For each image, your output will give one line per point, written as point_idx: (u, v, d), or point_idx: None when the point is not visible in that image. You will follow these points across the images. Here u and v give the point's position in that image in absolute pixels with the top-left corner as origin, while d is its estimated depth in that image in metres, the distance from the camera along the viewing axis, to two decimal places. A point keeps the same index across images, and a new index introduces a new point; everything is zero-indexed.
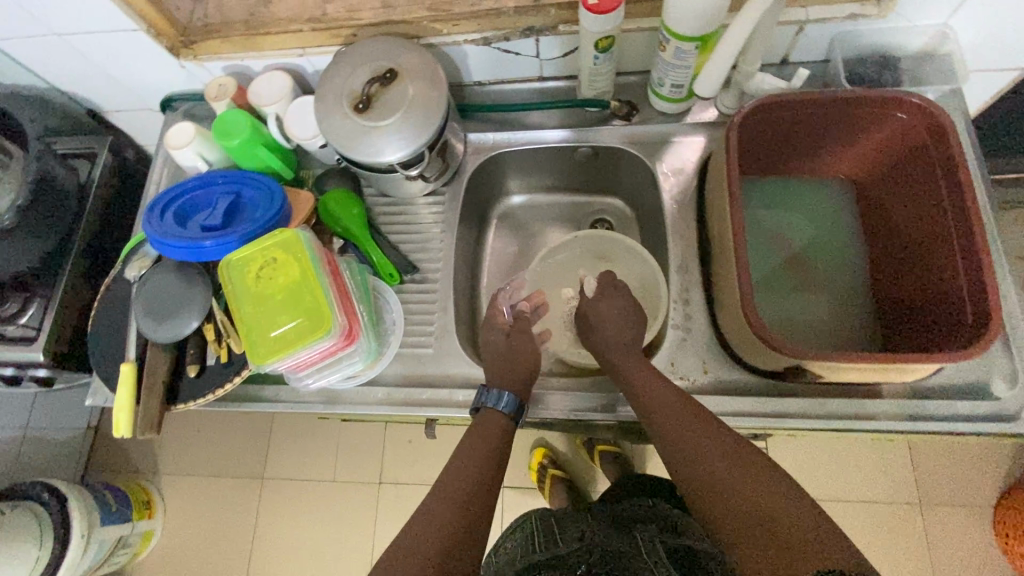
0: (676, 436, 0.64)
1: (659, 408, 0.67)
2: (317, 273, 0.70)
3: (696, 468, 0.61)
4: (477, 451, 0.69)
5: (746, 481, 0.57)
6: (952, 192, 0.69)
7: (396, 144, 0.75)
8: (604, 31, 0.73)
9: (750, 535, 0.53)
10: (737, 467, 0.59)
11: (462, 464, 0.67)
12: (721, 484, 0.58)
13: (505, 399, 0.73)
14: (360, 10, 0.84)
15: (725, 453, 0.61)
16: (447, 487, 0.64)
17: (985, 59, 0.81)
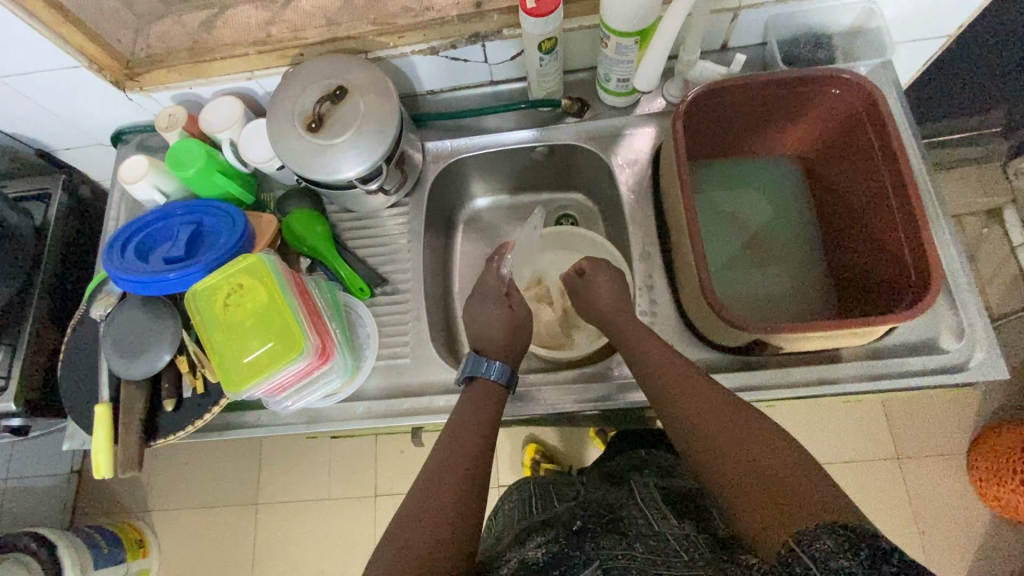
0: (673, 401, 0.68)
1: (654, 376, 0.71)
2: (285, 296, 0.71)
3: (692, 429, 0.65)
4: (471, 430, 0.70)
5: (738, 444, 0.62)
6: (888, 160, 0.73)
7: (353, 160, 0.76)
8: (547, 32, 0.75)
9: (746, 488, 0.58)
10: (734, 427, 0.64)
11: (469, 434, 0.70)
12: (719, 443, 0.63)
13: (497, 367, 0.75)
14: (305, 30, 0.84)
15: (720, 414, 0.65)
16: (445, 468, 0.66)
17: (909, 30, 0.86)
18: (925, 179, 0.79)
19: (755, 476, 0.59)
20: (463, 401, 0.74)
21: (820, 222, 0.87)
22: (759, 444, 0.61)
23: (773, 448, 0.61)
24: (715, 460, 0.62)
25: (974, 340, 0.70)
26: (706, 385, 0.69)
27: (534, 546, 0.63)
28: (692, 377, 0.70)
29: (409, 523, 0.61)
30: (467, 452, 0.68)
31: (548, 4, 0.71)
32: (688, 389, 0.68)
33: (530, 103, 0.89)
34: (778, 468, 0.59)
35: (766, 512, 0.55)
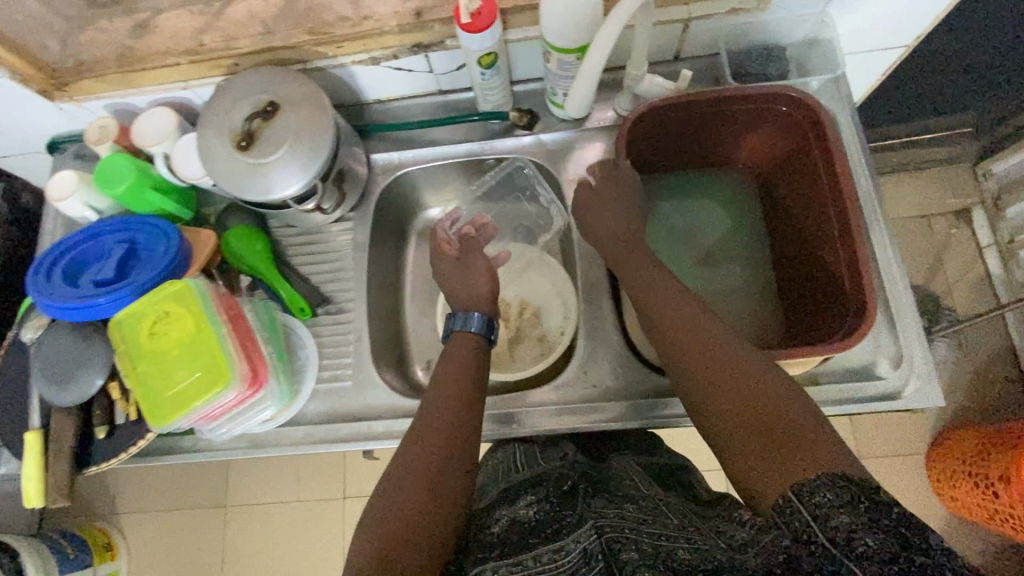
0: (667, 348, 0.65)
1: (652, 322, 0.67)
2: (212, 324, 0.69)
3: (683, 380, 0.62)
4: (453, 392, 0.69)
5: (734, 391, 0.58)
6: (831, 182, 0.72)
7: (285, 179, 0.73)
8: (486, 48, 0.72)
9: (735, 409, 0.57)
10: (731, 367, 0.59)
11: (451, 397, 0.68)
12: (712, 389, 0.59)
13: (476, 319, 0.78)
14: (238, 38, 0.81)
15: (717, 356, 0.61)
16: (424, 437, 0.64)
17: (864, 41, 0.84)
18: (873, 202, 0.78)
19: (751, 422, 0.55)
20: (445, 359, 0.74)
21: (768, 241, 0.86)
22: (756, 386, 0.57)
23: (776, 391, 0.56)
24: (709, 409, 0.59)
25: (912, 368, 0.70)
26: (706, 321, 0.64)
27: (526, 504, 0.59)
28: (692, 312, 0.65)
29: (388, 492, 0.60)
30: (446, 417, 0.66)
31: (484, 19, 0.68)
32: (683, 331, 0.64)
33: (479, 116, 0.88)
34: (779, 413, 0.54)
35: (764, 461, 0.52)
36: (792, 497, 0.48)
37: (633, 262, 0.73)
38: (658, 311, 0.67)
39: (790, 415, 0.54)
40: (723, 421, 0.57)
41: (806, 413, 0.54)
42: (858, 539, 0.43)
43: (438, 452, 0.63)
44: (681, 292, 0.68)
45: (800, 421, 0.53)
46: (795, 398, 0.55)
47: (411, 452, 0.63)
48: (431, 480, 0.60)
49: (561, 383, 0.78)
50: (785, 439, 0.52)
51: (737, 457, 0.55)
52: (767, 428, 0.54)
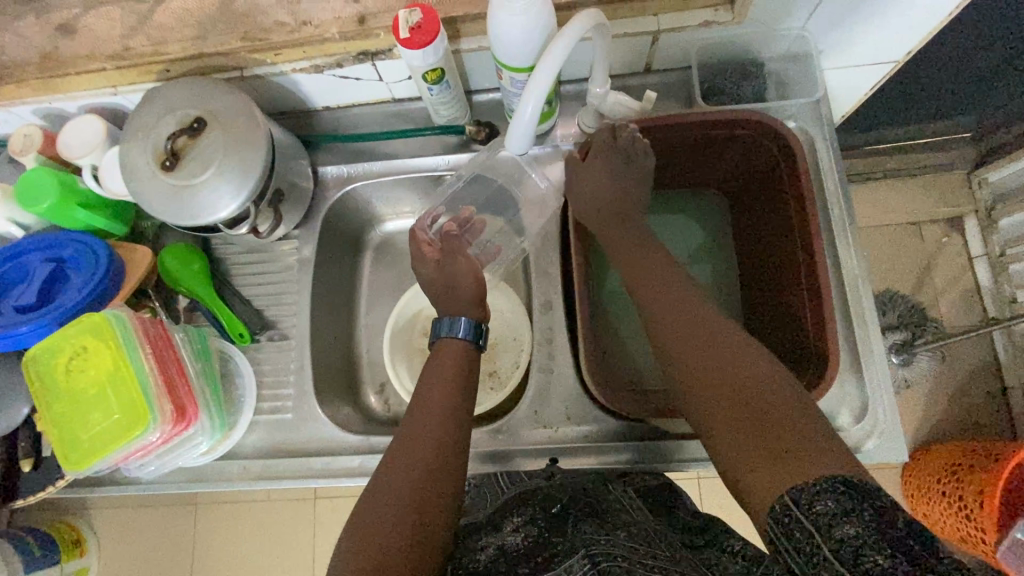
0: (662, 340, 0.61)
1: (649, 314, 0.64)
2: (131, 362, 0.64)
3: (676, 373, 0.59)
4: (438, 397, 0.66)
5: (729, 386, 0.54)
6: (800, 215, 0.69)
7: (212, 204, 0.67)
8: (431, 64, 0.65)
9: (722, 401, 0.54)
10: (729, 359, 0.56)
11: (427, 400, 0.66)
12: (707, 384, 0.55)
13: (463, 324, 0.72)
14: (169, 42, 0.73)
15: (714, 349, 0.57)
16: (408, 446, 0.62)
17: (849, 58, 0.77)
18: (848, 237, 0.73)
19: (747, 419, 0.51)
20: (432, 363, 0.71)
21: (738, 268, 0.83)
22: (754, 380, 0.53)
23: (774, 388, 0.53)
24: (702, 406, 0.55)
25: (874, 424, 0.68)
26: (706, 313, 0.61)
27: (512, 531, 0.58)
28: (691, 305, 0.62)
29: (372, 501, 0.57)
30: (427, 422, 0.64)
31: (424, 35, 0.61)
32: (679, 321, 0.61)
33: (434, 130, 0.82)
34: (777, 409, 0.51)
35: (761, 461, 0.48)
36: (789, 504, 0.44)
37: (635, 255, 0.70)
38: (655, 303, 0.64)
39: (789, 412, 0.50)
40: (718, 417, 0.53)
41: (806, 412, 0.50)
42: (866, 556, 0.39)
43: (424, 462, 0.60)
44: (684, 286, 0.64)
45: (800, 419, 0.49)
46: (795, 396, 0.52)
47: (394, 462, 0.61)
48: (417, 493, 0.57)
49: (511, 423, 0.74)
50: (783, 438, 0.48)
51: (731, 456, 0.51)
52: (764, 425, 0.50)
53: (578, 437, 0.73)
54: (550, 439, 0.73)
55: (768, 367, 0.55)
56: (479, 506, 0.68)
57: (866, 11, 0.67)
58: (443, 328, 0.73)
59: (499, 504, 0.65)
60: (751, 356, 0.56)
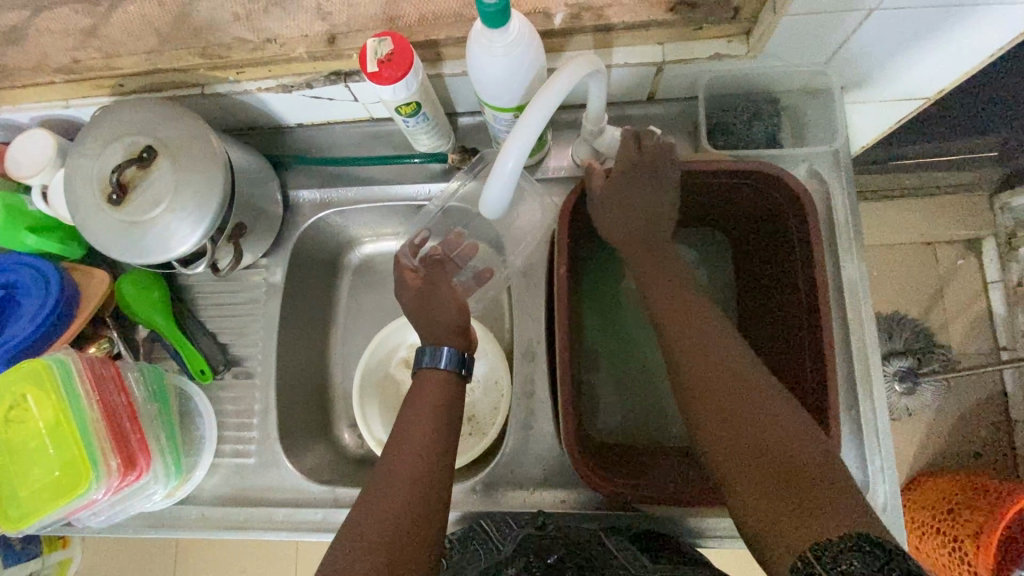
0: (675, 366, 0.56)
1: (662, 336, 0.59)
2: (72, 414, 0.60)
3: (688, 407, 0.54)
4: (415, 436, 0.61)
5: (746, 425, 0.50)
6: (807, 280, 0.62)
7: (162, 243, 0.61)
8: (405, 98, 0.58)
9: (736, 438, 0.49)
10: (747, 396, 0.51)
11: (407, 435, 0.61)
12: (722, 421, 0.51)
13: (444, 354, 0.67)
14: (121, 56, 0.66)
15: (732, 383, 0.53)
16: (384, 490, 0.56)
17: (877, 92, 0.69)
18: (862, 299, 0.67)
19: (766, 463, 0.47)
20: (409, 399, 0.65)
21: (738, 321, 0.76)
22: (772, 421, 0.49)
23: (794, 432, 0.48)
24: (715, 446, 0.50)
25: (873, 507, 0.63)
26: (724, 341, 0.56)
27: None
28: (709, 330, 0.57)
29: (343, 556, 0.50)
30: (407, 456, 0.59)
31: (394, 69, 0.54)
32: (694, 349, 0.56)
33: (415, 157, 0.75)
34: (798, 456, 0.47)
35: (780, 512, 0.44)
36: (812, 561, 0.40)
37: (654, 268, 0.64)
38: (671, 326, 0.59)
39: (811, 460, 0.46)
40: (732, 460, 0.49)
41: (829, 462, 0.46)
42: None
43: (400, 508, 0.54)
44: (702, 308, 0.59)
45: (822, 469, 0.46)
46: (816, 441, 0.48)
47: (367, 509, 0.55)
48: (392, 548, 0.51)
49: (485, 482, 0.70)
50: (802, 490, 0.45)
51: (745, 505, 0.47)
52: (784, 473, 0.46)
53: (555, 502, 0.69)
54: (525, 501, 0.69)
55: (789, 408, 0.50)
56: (469, 564, 0.60)
57: (900, 46, 0.60)
58: (423, 357, 0.67)
59: (488, 557, 0.60)
60: (769, 394, 0.51)
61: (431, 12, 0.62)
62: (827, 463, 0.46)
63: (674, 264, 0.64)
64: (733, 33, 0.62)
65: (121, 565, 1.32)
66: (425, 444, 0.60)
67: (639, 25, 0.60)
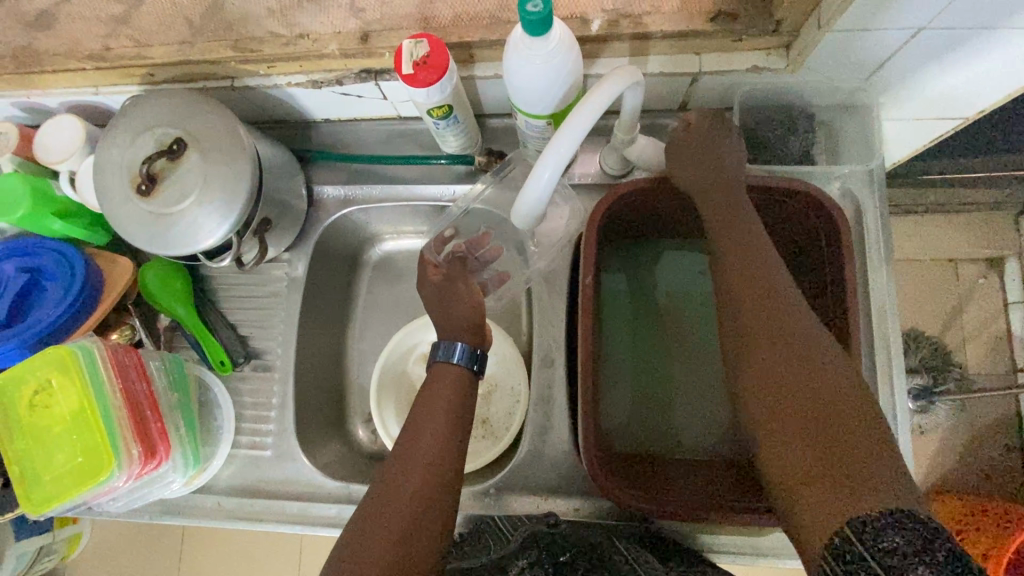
0: (733, 321, 0.53)
1: (719, 287, 0.56)
2: (95, 401, 0.60)
3: (739, 364, 0.51)
4: (427, 434, 0.60)
5: (798, 387, 0.47)
6: (838, 303, 0.61)
7: (189, 234, 0.61)
8: (438, 101, 0.58)
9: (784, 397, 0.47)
10: (804, 358, 0.48)
11: (422, 432, 0.61)
12: (774, 382, 0.48)
13: (459, 349, 0.66)
14: (152, 45, 0.66)
15: (790, 343, 0.49)
16: (393, 484, 0.56)
17: (915, 111, 0.68)
18: (889, 321, 0.66)
19: (815, 431, 0.44)
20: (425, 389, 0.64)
21: None
22: (829, 387, 0.46)
23: (850, 401, 0.45)
24: (762, 407, 0.48)
25: None
26: (786, 297, 0.52)
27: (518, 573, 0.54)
28: (771, 281, 0.53)
29: (352, 546, 0.51)
30: (420, 454, 0.59)
31: (429, 72, 0.54)
32: (754, 304, 0.52)
33: (441, 158, 0.74)
34: (851, 425, 0.44)
35: (821, 481, 0.43)
36: (849, 539, 0.40)
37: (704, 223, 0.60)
38: (730, 275, 0.55)
39: (865, 432, 0.44)
40: (778, 424, 0.46)
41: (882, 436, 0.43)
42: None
43: (408, 502, 0.54)
44: (767, 259, 0.55)
45: (875, 443, 0.43)
46: (874, 414, 0.45)
47: (376, 502, 0.55)
48: (397, 543, 0.51)
49: (499, 486, 0.70)
50: (851, 462, 0.43)
51: (783, 471, 0.45)
52: (834, 442, 0.43)
53: (569, 510, 0.69)
54: (538, 508, 0.69)
55: (848, 375, 0.47)
56: (481, 557, 0.61)
57: (943, 67, 0.58)
58: (438, 351, 0.66)
59: (500, 553, 0.61)
60: (829, 357, 0.48)
61: (465, 12, 0.62)
62: (882, 438, 0.43)
63: (739, 207, 0.59)
64: (772, 46, 0.62)
65: (130, 543, 1.34)
66: (439, 441, 0.60)
67: (678, 34, 0.59)
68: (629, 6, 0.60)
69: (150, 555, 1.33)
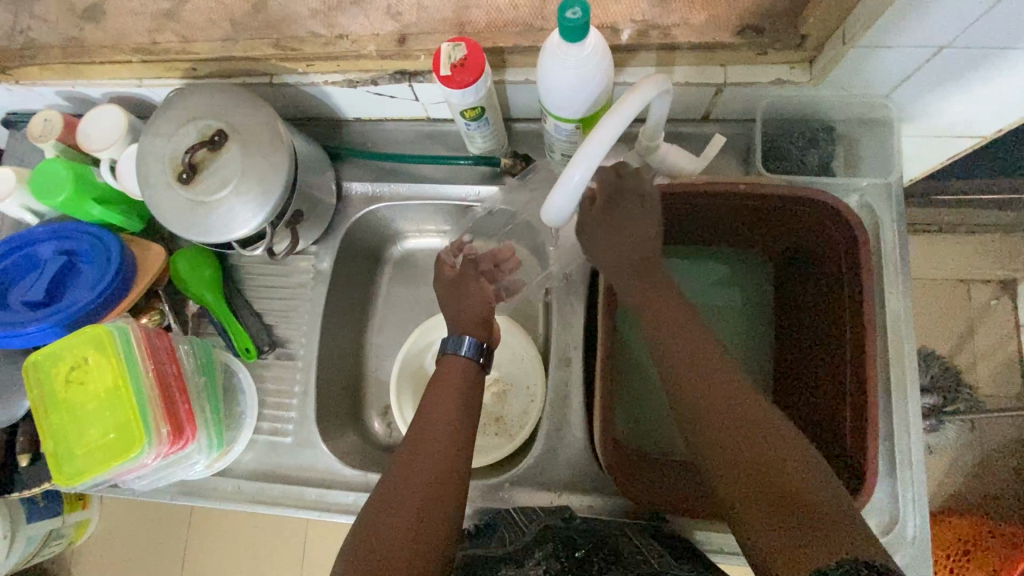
0: (676, 393, 0.57)
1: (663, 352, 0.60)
2: (129, 380, 0.62)
3: (691, 432, 0.55)
4: (439, 423, 0.62)
5: (748, 450, 0.51)
6: (854, 313, 0.63)
7: (227, 223, 0.64)
8: (472, 102, 0.61)
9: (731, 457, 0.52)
10: (749, 423, 0.53)
11: (436, 422, 0.62)
12: (725, 449, 0.52)
13: (466, 342, 0.68)
14: (197, 41, 0.69)
15: (735, 412, 0.54)
16: (406, 470, 0.58)
17: (935, 127, 0.69)
18: (904, 332, 0.67)
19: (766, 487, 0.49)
20: (436, 380, 0.67)
21: (775, 341, 0.76)
22: (775, 448, 0.51)
23: (796, 458, 0.50)
24: (720, 472, 0.52)
25: (901, 540, 0.63)
26: (725, 368, 0.57)
27: (534, 564, 0.56)
28: (711, 354, 0.58)
29: (365, 533, 0.53)
30: (432, 443, 0.60)
31: (466, 74, 0.57)
32: (698, 374, 0.57)
33: (468, 159, 0.77)
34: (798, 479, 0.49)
35: (786, 535, 0.47)
36: None
37: (653, 282, 0.64)
38: (671, 349, 0.59)
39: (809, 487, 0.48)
40: (737, 485, 0.51)
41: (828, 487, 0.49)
42: None
43: (420, 489, 0.56)
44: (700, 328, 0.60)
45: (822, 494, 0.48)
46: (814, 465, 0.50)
47: (388, 489, 0.57)
48: (411, 529, 0.53)
49: (513, 480, 0.71)
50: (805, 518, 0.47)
51: (748, 532, 0.49)
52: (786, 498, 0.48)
53: (583, 506, 0.70)
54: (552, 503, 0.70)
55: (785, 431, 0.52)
56: (495, 546, 0.62)
57: (964, 85, 0.60)
58: (445, 344, 0.69)
59: (514, 542, 0.62)
60: (770, 418, 0.53)
61: (498, 18, 0.64)
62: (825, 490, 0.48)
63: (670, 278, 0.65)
64: (797, 59, 0.63)
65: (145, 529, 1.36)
66: (449, 429, 0.62)
67: (704, 46, 0.62)
68: (658, 18, 0.62)
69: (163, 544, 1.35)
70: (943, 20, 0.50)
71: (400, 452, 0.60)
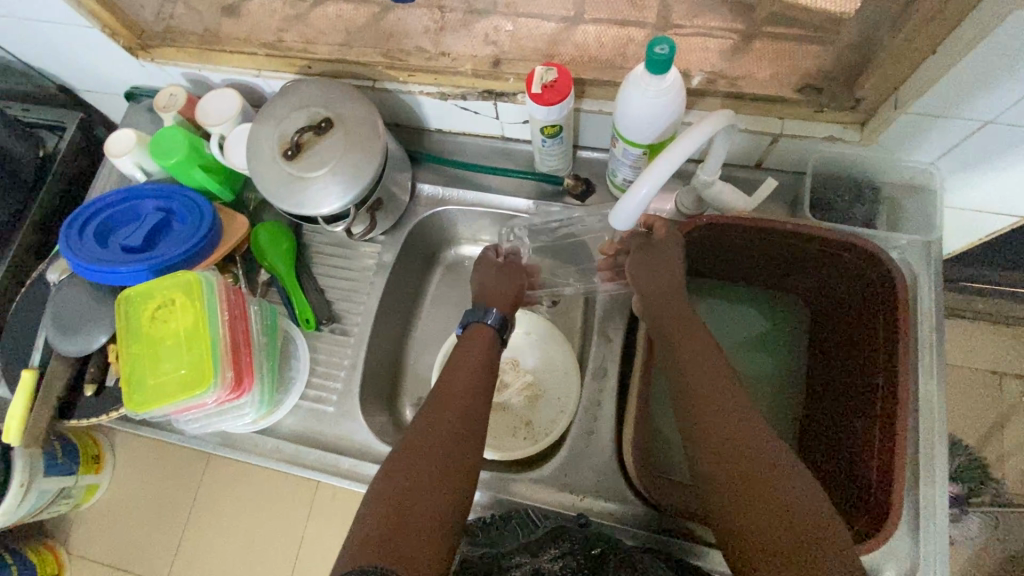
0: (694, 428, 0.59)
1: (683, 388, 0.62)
2: (209, 323, 0.68)
3: (704, 467, 0.56)
4: (463, 391, 0.65)
5: (739, 452, 0.55)
6: (887, 355, 0.66)
7: (318, 198, 0.71)
8: (552, 120, 0.68)
9: (749, 493, 0.52)
10: (746, 433, 0.56)
11: (464, 371, 0.68)
12: (735, 469, 0.54)
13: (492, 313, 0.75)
14: (317, 44, 0.80)
15: (752, 453, 0.54)
16: (429, 426, 0.61)
17: (975, 199, 0.74)
18: (935, 387, 0.68)
19: (779, 528, 0.50)
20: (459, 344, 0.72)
21: (808, 378, 0.79)
22: (787, 480, 0.52)
23: (812, 501, 0.51)
24: (723, 502, 0.53)
25: None
26: (736, 396, 0.59)
27: (549, 559, 0.59)
28: (734, 393, 0.60)
29: (392, 483, 0.56)
30: (461, 388, 0.65)
31: (554, 94, 0.64)
32: (705, 386, 0.60)
33: (534, 175, 0.84)
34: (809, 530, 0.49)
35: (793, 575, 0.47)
36: None
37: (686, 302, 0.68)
38: (699, 386, 0.61)
39: (818, 536, 0.49)
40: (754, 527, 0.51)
41: (816, 494, 0.52)
42: None
43: (446, 449, 0.59)
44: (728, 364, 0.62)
45: (820, 511, 0.51)
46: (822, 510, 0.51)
47: (413, 442, 0.59)
48: (440, 482, 0.56)
49: (537, 478, 0.73)
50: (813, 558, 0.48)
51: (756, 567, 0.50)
52: (769, 497, 0.52)
53: (603, 513, 0.71)
54: (573, 505, 0.72)
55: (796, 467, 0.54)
56: (509, 540, 0.65)
57: (1004, 161, 0.65)
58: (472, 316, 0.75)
59: (531, 539, 0.64)
60: (786, 461, 0.54)
61: (585, 54, 0.74)
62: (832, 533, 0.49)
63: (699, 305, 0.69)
64: (849, 121, 0.69)
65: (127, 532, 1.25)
66: (471, 392, 0.66)
67: (767, 99, 0.69)
68: (726, 70, 0.71)
69: (146, 544, 1.23)
70: (995, 93, 0.56)
71: (422, 410, 0.63)
